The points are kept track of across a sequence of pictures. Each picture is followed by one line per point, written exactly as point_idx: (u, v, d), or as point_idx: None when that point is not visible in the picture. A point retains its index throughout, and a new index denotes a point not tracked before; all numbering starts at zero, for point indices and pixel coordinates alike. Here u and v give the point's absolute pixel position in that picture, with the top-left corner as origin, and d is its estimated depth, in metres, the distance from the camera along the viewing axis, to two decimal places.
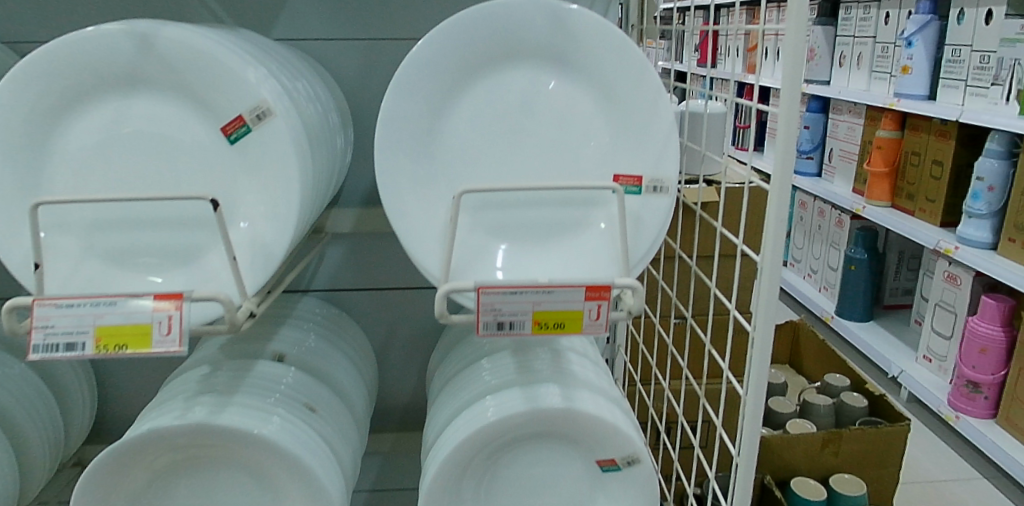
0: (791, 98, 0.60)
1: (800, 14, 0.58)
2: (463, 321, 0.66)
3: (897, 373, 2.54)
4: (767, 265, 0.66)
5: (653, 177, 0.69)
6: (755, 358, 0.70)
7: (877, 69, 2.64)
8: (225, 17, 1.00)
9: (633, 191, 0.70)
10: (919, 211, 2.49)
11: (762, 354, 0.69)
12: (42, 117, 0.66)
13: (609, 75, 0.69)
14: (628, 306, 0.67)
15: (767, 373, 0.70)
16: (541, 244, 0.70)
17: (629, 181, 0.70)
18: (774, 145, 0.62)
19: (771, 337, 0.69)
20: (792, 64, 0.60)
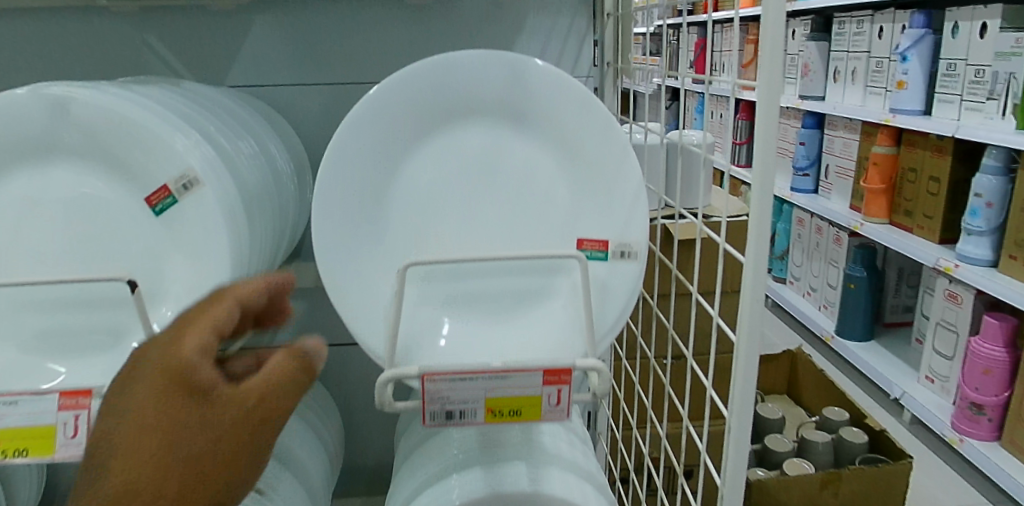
0: (766, 151, 0.56)
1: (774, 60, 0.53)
2: (409, 408, 0.60)
3: (899, 395, 2.46)
4: (744, 343, 0.62)
5: (619, 242, 0.63)
6: (733, 435, 0.66)
7: (872, 84, 2.59)
8: (174, 61, 0.94)
9: (599, 257, 0.64)
10: (917, 228, 2.42)
11: (739, 431, 0.65)
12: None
13: (574, 130, 0.63)
14: (593, 388, 0.61)
15: (746, 452, 0.66)
16: (500, 317, 0.64)
17: (594, 245, 0.64)
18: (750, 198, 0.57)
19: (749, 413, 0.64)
20: (767, 125, 0.55)
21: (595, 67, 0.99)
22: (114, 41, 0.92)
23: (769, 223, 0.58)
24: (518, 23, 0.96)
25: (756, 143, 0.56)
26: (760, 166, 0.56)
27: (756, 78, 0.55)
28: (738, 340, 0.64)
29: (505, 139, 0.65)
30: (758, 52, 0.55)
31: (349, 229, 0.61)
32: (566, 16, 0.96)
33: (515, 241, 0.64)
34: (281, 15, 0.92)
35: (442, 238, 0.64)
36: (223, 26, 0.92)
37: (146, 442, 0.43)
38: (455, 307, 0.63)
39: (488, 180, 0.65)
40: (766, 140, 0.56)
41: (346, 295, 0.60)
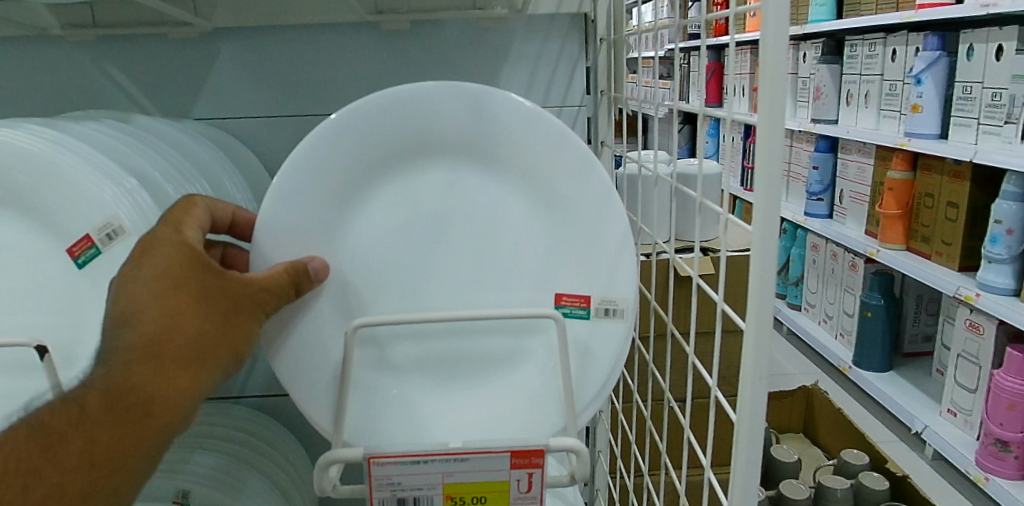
0: (771, 182, 0.48)
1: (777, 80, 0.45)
2: (356, 493, 0.52)
3: (920, 429, 2.32)
4: (746, 417, 0.53)
5: (603, 298, 0.55)
6: None
7: (886, 108, 2.51)
8: (135, 93, 0.87)
9: (581, 315, 0.56)
10: (935, 255, 2.32)
11: None
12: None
13: (550, 171, 0.56)
14: (572, 469, 0.52)
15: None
16: (463, 384, 0.56)
17: (575, 302, 0.56)
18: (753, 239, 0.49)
19: (751, 497, 0.56)
20: (769, 174, 0.47)
21: (587, 95, 0.91)
22: (73, 72, 0.86)
23: (774, 272, 0.49)
24: (504, 48, 0.89)
25: (757, 193, 0.48)
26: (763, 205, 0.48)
27: (756, 119, 0.47)
28: (737, 417, 0.55)
29: (474, 183, 0.58)
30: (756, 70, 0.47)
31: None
32: (555, 42, 0.89)
33: (483, 296, 0.58)
34: (247, 42, 0.86)
35: (401, 294, 0.57)
36: (185, 56, 0.86)
37: (183, 309, 0.46)
38: (413, 373, 0.56)
39: (453, 228, 0.58)
40: (768, 175, 0.48)
41: (287, 360, 0.53)
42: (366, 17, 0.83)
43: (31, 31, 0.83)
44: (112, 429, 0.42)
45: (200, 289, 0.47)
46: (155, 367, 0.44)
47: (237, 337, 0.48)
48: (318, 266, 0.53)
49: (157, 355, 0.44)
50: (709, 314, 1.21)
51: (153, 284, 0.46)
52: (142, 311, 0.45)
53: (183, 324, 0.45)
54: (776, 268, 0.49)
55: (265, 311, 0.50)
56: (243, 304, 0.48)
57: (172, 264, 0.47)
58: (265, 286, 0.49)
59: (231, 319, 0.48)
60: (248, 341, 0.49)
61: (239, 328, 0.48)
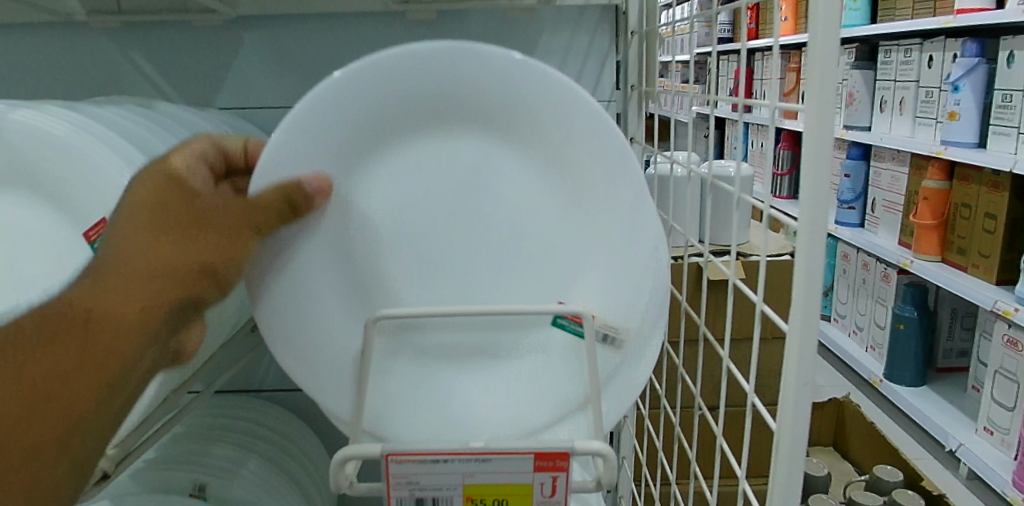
0: (818, 183, 0.44)
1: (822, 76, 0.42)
2: (373, 491, 0.50)
3: (954, 447, 2.24)
4: (787, 430, 0.50)
5: (605, 324, 0.55)
6: None
7: (921, 115, 2.44)
8: (160, 82, 0.87)
9: (579, 330, 0.54)
10: (972, 267, 2.24)
11: None
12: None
13: (563, 144, 0.56)
14: (598, 474, 0.50)
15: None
16: (481, 383, 0.56)
17: (575, 319, 0.54)
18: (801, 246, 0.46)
19: None
20: (817, 164, 0.44)
21: (617, 90, 0.89)
22: (100, 59, 0.87)
23: (820, 281, 0.46)
24: (532, 42, 0.87)
25: (804, 184, 0.45)
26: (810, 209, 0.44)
27: (803, 102, 0.44)
28: (775, 426, 0.52)
29: (489, 158, 0.57)
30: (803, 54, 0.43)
31: (305, 276, 0.54)
32: (584, 34, 0.87)
33: (497, 275, 0.59)
34: (270, 34, 0.86)
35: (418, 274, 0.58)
36: (210, 46, 0.86)
37: (168, 224, 0.43)
38: (427, 355, 0.55)
39: (468, 206, 0.58)
40: (818, 177, 0.44)
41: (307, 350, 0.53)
42: (391, 7, 0.82)
43: (54, 16, 0.83)
44: (93, 335, 0.37)
45: (185, 207, 0.45)
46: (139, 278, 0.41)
47: (228, 253, 0.46)
48: (319, 181, 0.51)
49: (143, 262, 0.41)
50: (741, 320, 1.18)
51: (136, 204, 0.44)
52: (126, 227, 0.42)
53: (168, 237, 0.43)
54: (823, 271, 0.46)
55: (254, 231, 0.48)
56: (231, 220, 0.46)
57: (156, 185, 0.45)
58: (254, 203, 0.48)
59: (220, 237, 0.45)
60: (237, 259, 0.46)
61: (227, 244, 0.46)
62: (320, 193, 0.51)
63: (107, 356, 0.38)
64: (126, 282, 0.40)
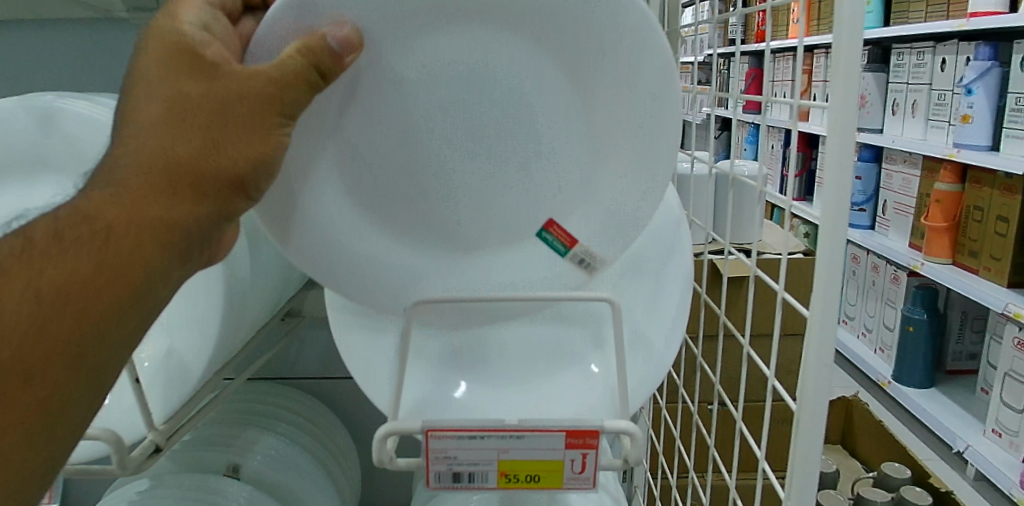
0: (839, 179, 0.47)
1: (850, 73, 0.44)
2: (410, 467, 0.52)
3: (962, 448, 2.26)
4: (805, 417, 0.52)
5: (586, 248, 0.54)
6: None
7: (934, 117, 2.44)
8: None
9: (558, 249, 0.55)
10: (984, 270, 2.25)
11: None
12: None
13: (607, 83, 0.50)
14: (625, 453, 0.52)
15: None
16: (516, 384, 0.56)
17: (561, 235, 0.54)
18: (821, 242, 0.48)
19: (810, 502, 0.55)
20: (840, 160, 0.46)
21: None
22: None
23: (838, 277, 0.49)
24: None
25: (827, 162, 0.47)
26: (831, 208, 0.47)
27: (829, 80, 0.46)
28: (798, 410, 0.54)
29: (528, 88, 0.50)
30: (830, 53, 0.45)
31: (347, 242, 0.52)
32: None
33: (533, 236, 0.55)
34: None
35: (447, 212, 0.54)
36: None
37: (174, 120, 0.41)
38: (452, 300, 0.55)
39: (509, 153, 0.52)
40: (839, 174, 0.47)
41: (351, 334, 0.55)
42: None
43: (95, 14, 0.87)
44: (104, 244, 0.38)
45: (192, 95, 0.41)
46: (153, 183, 0.40)
47: (242, 148, 0.42)
48: (345, 33, 0.43)
49: (151, 164, 0.40)
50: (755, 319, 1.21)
51: (151, 92, 0.41)
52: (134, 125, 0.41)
53: (178, 133, 0.40)
54: (843, 262, 0.48)
55: (279, 116, 0.43)
56: (247, 102, 0.41)
57: (167, 63, 0.42)
58: (273, 74, 0.42)
59: (229, 128, 0.41)
60: (257, 150, 0.42)
61: (246, 135, 0.42)
62: (346, 52, 0.43)
63: (121, 267, 0.38)
64: (139, 188, 0.39)
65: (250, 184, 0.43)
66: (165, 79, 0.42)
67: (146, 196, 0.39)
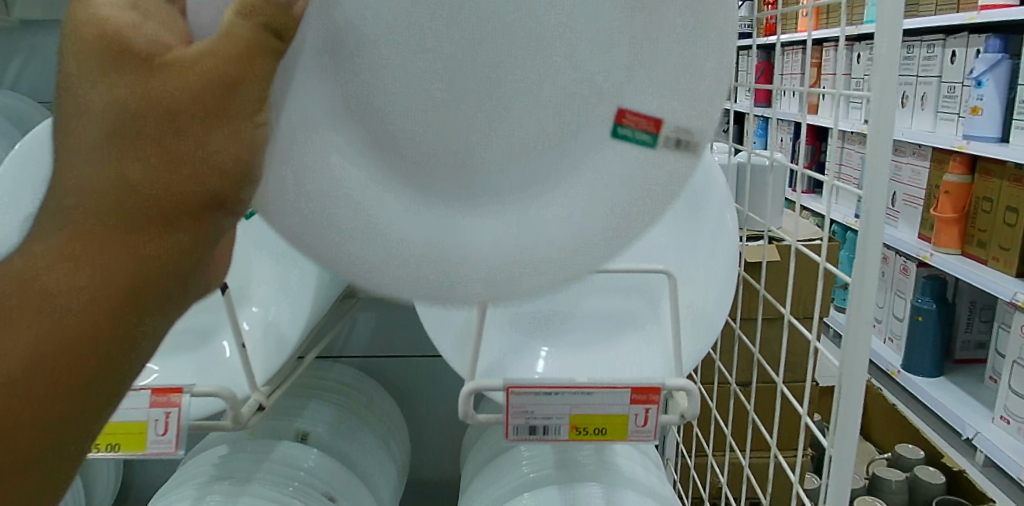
0: (880, 161, 0.53)
1: (890, 64, 0.51)
2: (489, 421, 0.58)
3: (971, 435, 2.31)
4: (845, 381, 0.58)
5: (675, 126, 0.42)
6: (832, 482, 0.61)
7: (943, 110, 2.49)
8: None
9: (644, 141, 0.43)
10: (992, 260, 2.29)
11: (840, 479, 0.61)
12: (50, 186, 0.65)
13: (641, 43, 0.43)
14: (682, 409, 0.59)
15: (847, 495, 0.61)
16: (580, 349, 0.63)
17: (639, 122, 0.43)
18: (864, 221, 0.54)
19: (852, 457, 0.60)
20: (880, 141, 0.52)
21: None
22: None
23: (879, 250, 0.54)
24: None
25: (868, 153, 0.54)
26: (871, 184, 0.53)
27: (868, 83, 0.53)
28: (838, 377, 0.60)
29: None
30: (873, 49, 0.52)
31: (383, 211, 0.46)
32: None
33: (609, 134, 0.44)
34: None
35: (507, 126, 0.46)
36: None
37: (123, 138, 0.30)
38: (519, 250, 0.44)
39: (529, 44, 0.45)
40: (879, 155, 0.53)
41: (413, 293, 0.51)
42: None
43: None
44: (24, 312, 0.29)
45: (135, 101, 0.30)
46: (97, 225, 0.30)
47: (223, 162, 0.31)
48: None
49: (110, 204, 0.30)
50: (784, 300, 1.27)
51: (74, 97, 0.31)
52: (75, 150, 0.30)
53: (131, 156, 0.30)
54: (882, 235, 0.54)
55: (240, 102, 0.31)
56: (187, 97, 0.30)
57: (92, 55, 0.30)
58: (217, 49, 0.30)
59: (193, 142, 0.30)
60: (241, 159, 0.32)
61: (200, 145, 0.30)
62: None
63: (54, 339, 0.30)
64: (67, 237, 0.30)
65: (225, 203, 0.32)
66: (95, 78, 0.30)
67: (115, 241, 0.31)
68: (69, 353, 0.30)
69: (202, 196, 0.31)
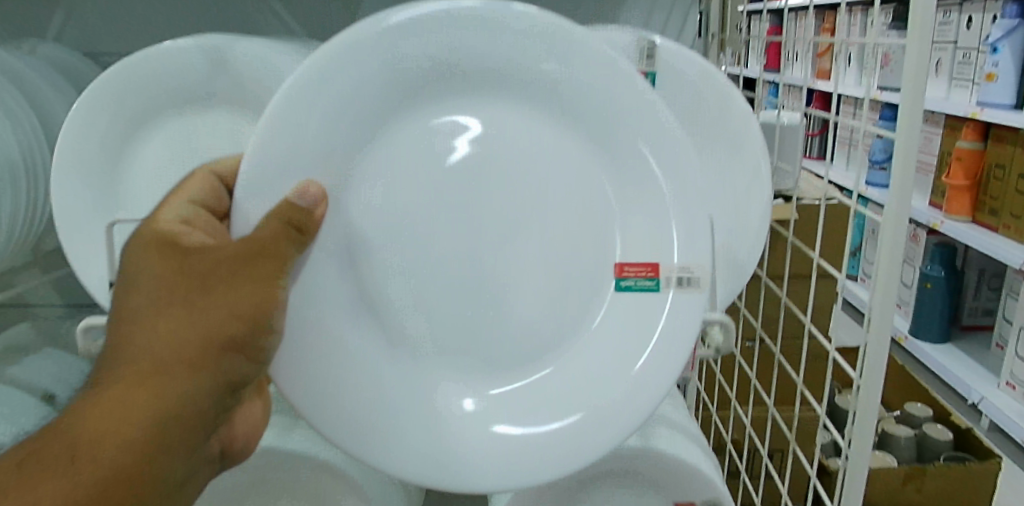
0: (911, 121, 0.63)
1: (925, 34, 0.60)
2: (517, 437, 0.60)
3: (977, 399, 2.36)
4: (877, 313, 0.69)
5: (678, 268, 0.60)
6: (863, 398, 0.72)
7: (958, 76, 2.47)
8: (300, 30, 0.98)
9: (650, 285, 0.62)
10: (1003, 228, 2.31)
11: (870, 395, 0.72)
12: (113, 149, 0.68)
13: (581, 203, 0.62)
14: (715, 343, 0.63)
15: (876, 407, 0.72)
16: None
17: (639, 273, 0.62)
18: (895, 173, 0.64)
19: (881, 376, 0.71)
20: (913, 100, 0.62)
21: (698, 39, 1.04)
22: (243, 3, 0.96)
23: (909, 199, 0.64)
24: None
25: (898, 151, 0.64)
26: (903, 142, 0.63)
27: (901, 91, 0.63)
28: (867, 335, 0.71)
29: None
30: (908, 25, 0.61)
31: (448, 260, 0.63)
32: None
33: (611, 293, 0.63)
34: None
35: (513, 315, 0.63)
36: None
37: (181, 298, 0.48)
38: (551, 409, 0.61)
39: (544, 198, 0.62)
40: (911, 120, 0.63)
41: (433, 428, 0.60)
42: None
43: None
44: (129, 412, 0.45)
45: (192, 277, 0.48)
46: (158, 353, 0.46)
47: (252, 303, 0.49)
48: (310, 193, 0.52)
49: (171, 336, 0.47)
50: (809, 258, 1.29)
51: (144, 278, 0.48)
52: (148, 308, 0.47)
53: (186, 306, 0.47)
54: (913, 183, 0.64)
55: (263, 273, 0.49)
56: (234, 267, 0.49)
57: (155, 255, 0.49)
58: (253, 238, 0.50)
59: (230, 293, 0.48)
60: (263, 306, 0.49)
61: (238, 298, 0.48)
62: (316, 200, 0.52)
63: (142, 447, 0.45)
64: (146, 368, 0.46)
65: (248, 345, 0.49)
66: (159, 265, 0.49)
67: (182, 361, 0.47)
68: (156, 441, 0.45)
69: (234, 328, 0.48)
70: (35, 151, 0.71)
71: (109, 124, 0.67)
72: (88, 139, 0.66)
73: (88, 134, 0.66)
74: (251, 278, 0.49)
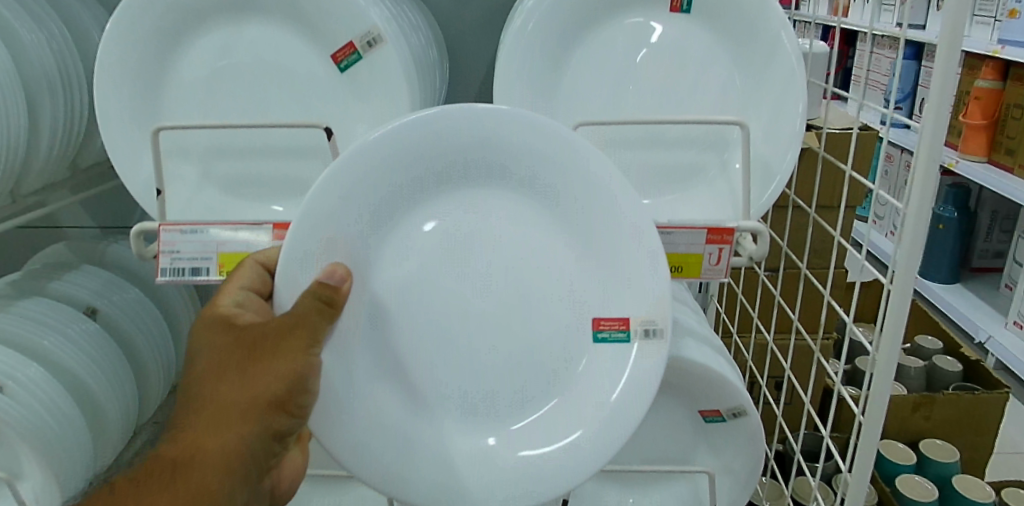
0: (949, 46, 0.56)
1: None
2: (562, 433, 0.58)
3: (983, 339, 2.38)
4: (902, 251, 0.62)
5: (642, 319, 0.56)
6: (885, 340, 0.65)
7: (980, 12, 2.39)
8: None
9: (621, 338, 0.57)
10: (1019, 169, 2.29)
11: (892, 338, 0.64)
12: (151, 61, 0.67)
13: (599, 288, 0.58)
14: (749, 252, 0.63)
15: (897, 354, 0.65)
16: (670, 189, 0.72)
17: (613, 326, 0.58)
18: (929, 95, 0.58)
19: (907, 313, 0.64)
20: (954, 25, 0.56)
21: None
22: None
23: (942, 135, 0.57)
24: None
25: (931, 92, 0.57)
26: (940, 74, 0.56)
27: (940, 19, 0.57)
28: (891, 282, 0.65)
29: None
30: None
31: None
32: None
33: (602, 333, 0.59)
34: None
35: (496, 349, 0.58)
36: None
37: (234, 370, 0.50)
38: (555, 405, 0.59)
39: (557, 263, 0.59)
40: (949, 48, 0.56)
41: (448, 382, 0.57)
42: None
43: None
44: (186, 473, 0.48)
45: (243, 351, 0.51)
46: (215, 417, 0.50)
47: (291, 372, 0.50)
48: (337, 273, 0.52)
49: (225, 405, 0.50)
50: (834, 186, 1.29)
51: (205, 351, 0.52)
52: (207, 377, 0.51)
53: (238, 377, 0.50)
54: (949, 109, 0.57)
55: (298, 345, 0.51)
56: (275, 338, 0.50)
57: (214, 330, 0.52)
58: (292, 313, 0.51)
59: (273, 365, 0.50)
60: (303, 375, 0.50)
61: (279, 370, 0.50)
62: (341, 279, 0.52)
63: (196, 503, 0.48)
64: (203, 432, 0.49)
65: (290, 403, 0.50)
66: (217, 339, 0.52)
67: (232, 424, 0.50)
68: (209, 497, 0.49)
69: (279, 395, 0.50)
70: (70, 63, 0.71)
71: (147, 36, 0.65)
72: (126, 47, 0.64)
73: (123, 43, 0.64)
74: (292, 350, 0.50)
